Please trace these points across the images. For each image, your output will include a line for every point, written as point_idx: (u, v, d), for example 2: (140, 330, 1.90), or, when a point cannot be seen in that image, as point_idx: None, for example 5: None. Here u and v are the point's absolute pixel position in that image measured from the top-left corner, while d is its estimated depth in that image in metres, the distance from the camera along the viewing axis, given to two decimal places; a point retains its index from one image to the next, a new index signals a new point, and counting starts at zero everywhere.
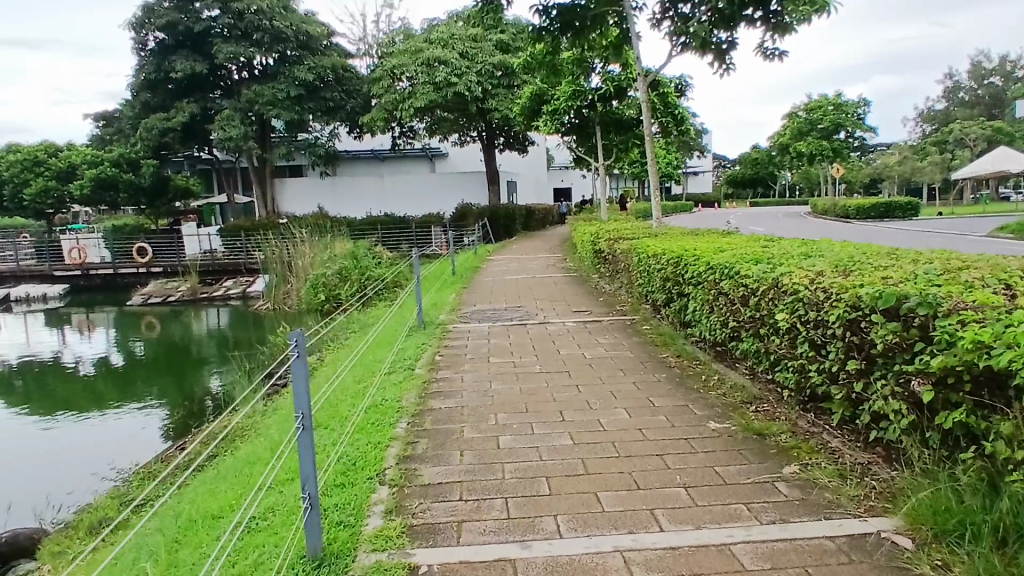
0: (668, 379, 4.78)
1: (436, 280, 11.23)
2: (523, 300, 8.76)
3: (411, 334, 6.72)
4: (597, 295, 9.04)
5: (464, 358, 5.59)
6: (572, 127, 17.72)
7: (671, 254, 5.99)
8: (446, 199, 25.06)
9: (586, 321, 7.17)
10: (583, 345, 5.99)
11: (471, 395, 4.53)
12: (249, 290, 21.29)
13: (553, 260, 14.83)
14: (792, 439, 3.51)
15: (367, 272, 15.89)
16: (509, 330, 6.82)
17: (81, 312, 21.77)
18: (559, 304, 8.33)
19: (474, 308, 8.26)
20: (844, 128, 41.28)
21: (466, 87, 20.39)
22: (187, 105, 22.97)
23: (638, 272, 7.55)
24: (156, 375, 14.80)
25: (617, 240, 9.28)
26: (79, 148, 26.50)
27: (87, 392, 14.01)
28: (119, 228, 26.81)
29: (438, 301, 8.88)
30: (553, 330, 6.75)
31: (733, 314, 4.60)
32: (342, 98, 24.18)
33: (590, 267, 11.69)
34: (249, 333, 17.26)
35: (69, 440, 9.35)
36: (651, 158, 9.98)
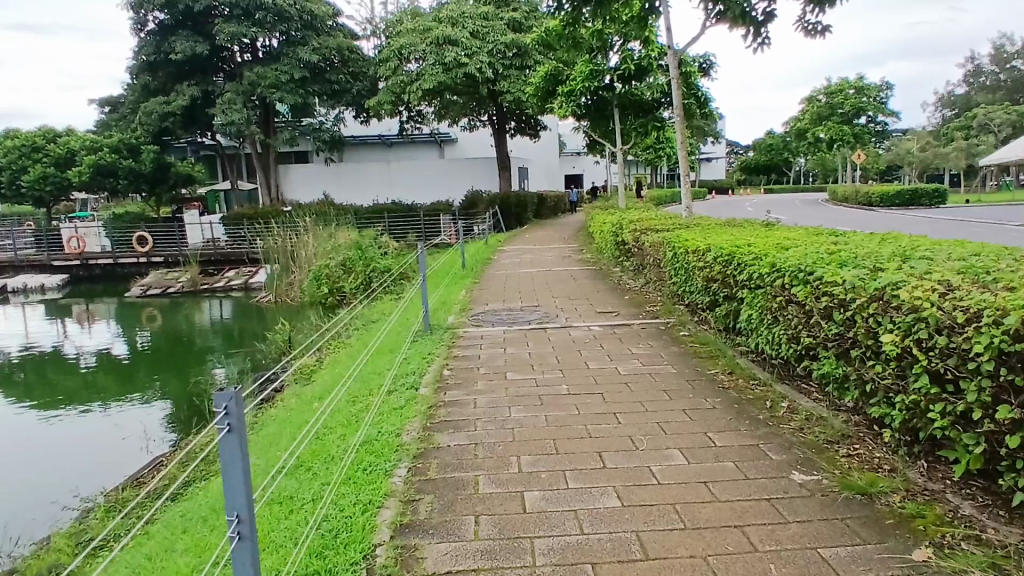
0: (724, 405, 3.94)
1: (445, 274, 10.43)
2: (540, 299, 7.93)
3: (416, 340, 5.91)
4: (623, 292, 8.19)
5: (477, 374, 4.76)
6: (589, 109, 16.78)
7: (716, 250, 5.12)
8: (455, 186, 24.20)
9: (614, 324, 6.34)
10: (613, 356, 5.15)
11: (485, 426, 3.70)
12: (251, 280, 20.54)
13: (568, 251, 13.98)
14: (912, 504, 2.68)
15: (372, 264, 15.09)
16: (528, 336, 5.99)
17: (80, 303, 21.08)
18: (582, 304, 7.50)
19: (487, 308, 7.44)
20: (865, 112, 40.03)
21: (477, 68, 19.46)
22: (188, 88, 22.17)
23: (670, 269, 6.69)
24: (159, 368, 14.11)
25: (644, 230, 8.40)
26: (79, 134, 25.74)
27: (87, 385, 13.33)
28: (120, 216, 26.09)
29: (447, 299, 8.05)
30: (578, 336, 5.92)
31: (808, 327, 3.74)
32: (348, 81, 23.25)
33: (612, 260, 10.82)
34: (253, 325, 16.53)
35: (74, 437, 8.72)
36: (681, 140, 9.07)
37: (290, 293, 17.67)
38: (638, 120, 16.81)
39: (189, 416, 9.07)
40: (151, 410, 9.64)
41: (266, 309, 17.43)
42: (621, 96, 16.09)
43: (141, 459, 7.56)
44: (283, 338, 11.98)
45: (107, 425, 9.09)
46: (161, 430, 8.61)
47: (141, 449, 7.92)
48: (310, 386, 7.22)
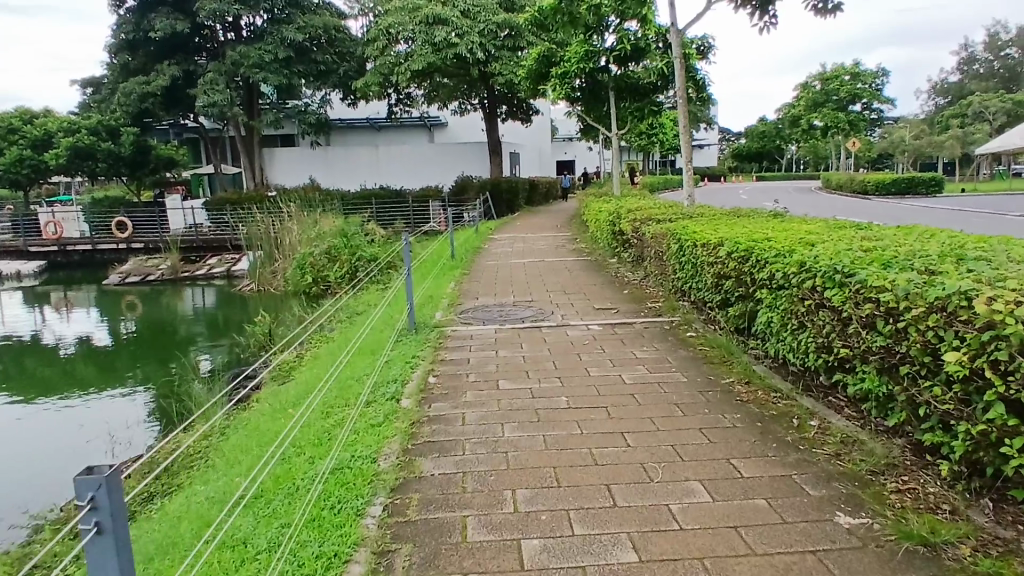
0: (745, 424, 3.49)
1: (434, 264, 9.94)
2: (534, 293, 7.43)
3: (400, 340, 5.41)
4: (622, 286, 7.71)
5: (466, 382, 4.27)
6: (583, 92, 16.24)
7: (730, 244, 4.64)
8: (444, 171, 23.62)
9: (616, 323, 5.85)
10: (615, 361, 4.67)
11: (475, 450, 3.21)
12: (234, 268, 19.93)
13: (562, 240, 13.50)
14: (988, 560, 2.23)
15: (358, 252, 14.54)
16: (522, 336, 5.49)
17: (58, 290, 20.44)
18: (579, 299, 7.01)
19: (477, 303, 6.93)
20: (860, 99, 39.62)
21: (467, 49, 18.86)
22: (168, 67, 21.47)
23: (674, 261, 6.20)
24: (139, 357, 13.59)
25: (645, 219, 7.89)
26: (57, 115, 24.94)
27: (65, 374, 12.84)
28: (100, 200, 25.35)
29: (435, 292, 7.56)
30: (576, 335, 5.45)
31: (844, 337, 3.27)
32: (335, 62, 22.56)
33: (608, 250, 10.32)
34: (237, 312, 15.99)
35: (50, 434, 8.35)
36: (683, 122, 8.56)
37: (273, 282, 17.10)
38: (634, 104, 16.27)
39: (164, 413, 8.59)
40: (128, 408, 9.21)
41: (249, 297, 16.87)
42: (616, 79, 15.55)
43: (107, 463, 7.11)
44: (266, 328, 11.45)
45: (80, 424, 8.65)
46: (134, 429, 8.16)
47: (108, 453, 7.47)
48: (286, 386, 6.70)
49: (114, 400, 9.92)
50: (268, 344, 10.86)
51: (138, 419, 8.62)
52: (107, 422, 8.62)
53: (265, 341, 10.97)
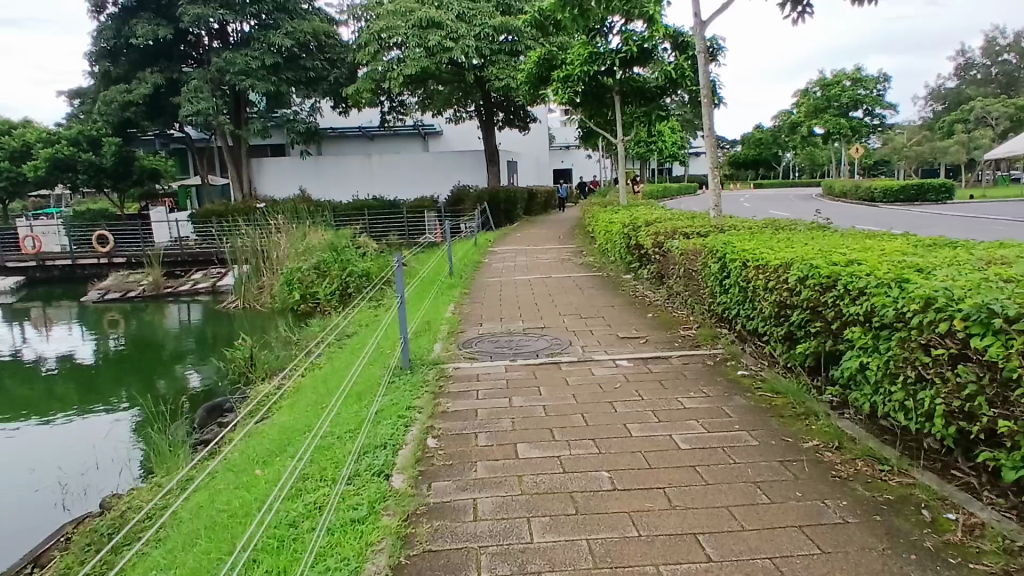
0: (859, 518, 2.57)
1: (431, 283, 9.02)
2: (547, 319, 6.48)
3: (391, 386, 4.45)
4: (644, 309, 6.78)
5: (476, 450, 3.32)
6: (587, 97, 15.31)
7: (803, 268, 3.72)
8: (439, 180, 22.70)
9: (651, 357, 4.92)
10: (662, 414, 3.73)
11: (496, 571, 2.28)
12: (218, 283, 18.94)
13: (569, 252, 12.56)
14: None
15: (349, 267, 13.54)
16: (538, 378, 4.52)
17: (37, 307, 19.44)
18: (601, 326, 6.07)
19: (483, 333, 5.96)
20: (862, 105, 38.93)
21: (463, 53, 18.01)
22: (150, 74, 20.58)
23: (712, 283, 5.28)
24: (118, 377, 12.60)
25: (671, 232, 6.94)
26: (35, 126, 23.97)
27: (47, 393, 12.00)
28: (81, 213, 24.31)
29: (433, 318, 6.63)
30: (604, 375, 4.51)
31: (1007, 404, 2.38)
32: (325, 68, 21.67)
33: (622, 264, 9.40)
34: (225, 329, 14.98)
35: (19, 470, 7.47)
36: (708, 124, 7.60)
37: (259, 298, 16.09)
38: (641, 109, 15.38)
39: (135, 454, 7.59)
40: (104, 440, 8.24)
41: (232, 314, 15.87)
42: (621, 82, 14.66)
43: (55, 521, 6.12)
44: (245, 348, 10.41)
45: (46, 462, 7.70)
46: (101, 473, 7.17)
47: (58, 506, 6.45)
48: (263, 426, 5.74)
49: (96, 424, 9.00)
50: (248, 372, 9.83)
51: (111, 456, 7.63)
52: (76, 461, 7.65)
53: (248, 364, 9.93)
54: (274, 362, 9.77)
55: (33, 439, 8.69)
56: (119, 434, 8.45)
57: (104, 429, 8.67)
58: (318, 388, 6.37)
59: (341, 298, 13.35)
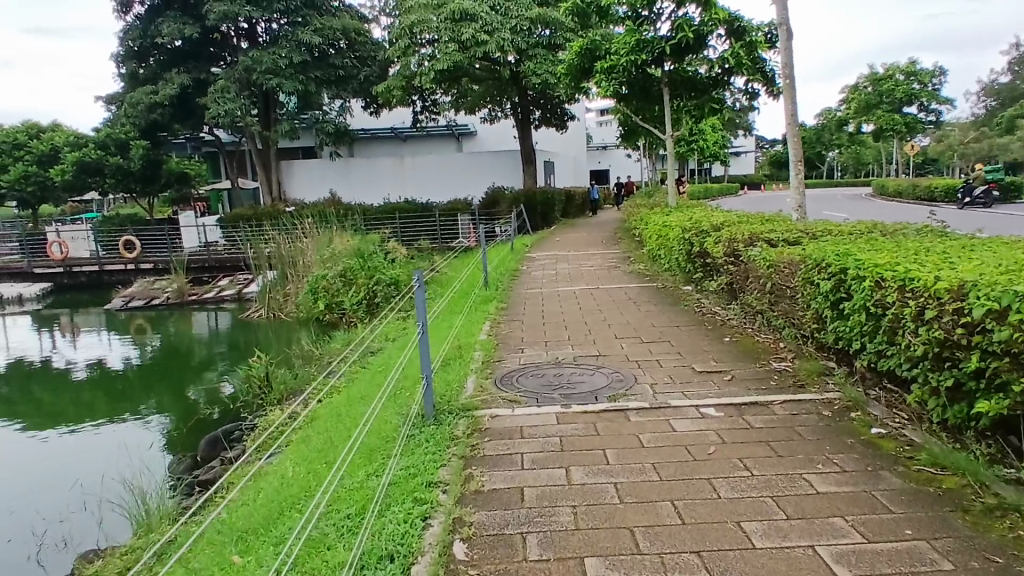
0: None
1: (464, 297, 7.98)
2: (602, 343, 5.38)
3: (410, 445, 3.40)
4: (717, 332, 5.64)
5: (525, 571, 2.25)
6: (632, 90, 14.06)
7: (999, 296, 2.59)
8: (474, 181, 21.69)
9: (745, 403, 3.81)
10: (788, 505, 2.62)
11: None
12: (244, 290, 18.16)
13: (615, 259, 11.40)
14: None
15: (377, 274, 12.56)
16: (601, 435, 3.43)
17: (65, 314, 18.93)
18: (669, 354, 4.96)
19: (527, 363, 4.88)
20: (917, 100, 36.93)
21: (497, 47, 16.99)
22: (176, 75, 20.00)
23: (821, 306, 4.15)
24: (149, 385, 11.82)
25: (750, 237, 5.79)
26: (65, 130, 23.66)
27: (75, 401, 11.32)
28: (110, 217, 23.85)
29: (468, 343, 5.59)
30: (691, 434, 3.40)
31: None
32: (354, 66, 20.83)
33: (680, 274, 8.24)
34: (256, 335, 14.15)
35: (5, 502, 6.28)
36: (790, 105, 6.38)
37: (284, 307, 15.18)
38: (691, 101, 14.17)
39: (147, 477, 6.53)
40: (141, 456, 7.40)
41: (255, 323, 15.01)
42: (671, 74, 13.43)
43: None
44: (261, 363, 9.43)
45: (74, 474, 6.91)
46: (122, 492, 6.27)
47: (31, 558, 5.18)
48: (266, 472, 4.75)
49: (139, 438, 8.21)
50: (263, 394, 8.83)
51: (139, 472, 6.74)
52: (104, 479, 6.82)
53: (264, 385, 8.93)
54: (294, 382, 8.80)
55: (57, 454, 7.85)
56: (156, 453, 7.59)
57: (136, 447, 7.76)
58: (333, 421, 5.40)
59: (368, 308, 12.37)
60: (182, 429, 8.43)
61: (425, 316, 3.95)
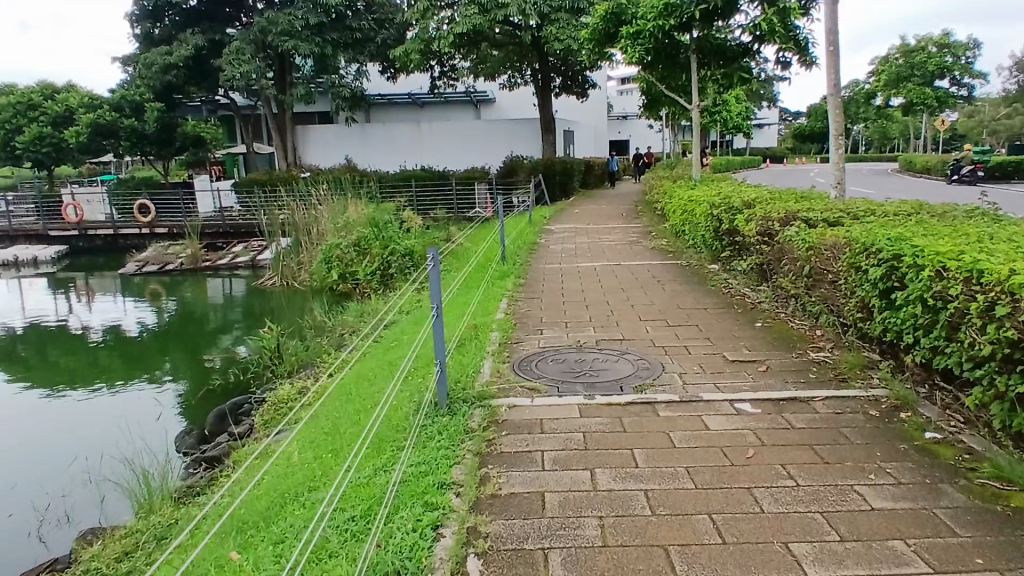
0: None
1: (481, 271, 7.69)
2: (626, 326, 5.10)
3: (422, 438, 3.15)
4: (748, 316, 5.33)
5: None
6: (658, 59, 13.56)
7: None
8: (492, 150, 21.26)
9: (784, 400, 3.51)
10: (842, 524, 2.35)
11: None
12: (258, 257, 17.99)
13: (635, 234, 11.06)
14: None
15: (391, 244, 12.29)
16: (628, 431, 3.16)
17: (80, 277, 18.86)
18: (698, 340, 4.66)
19: (547, 346, 4.60)
20: (949, 74, 35.83)
21: (519, 11, 16.49)
22: (191, 36, 19.64)
23: (867, 294, 3.85)
24: (164, 350, 11.71)
25: (787, 216, 5.45)
26: (80, 91, 23.43)
27: (91, 364, 11.24)
28: (125, 180, 23.68)
29: (485, 323, 5.32)
30: (725, 434, 3.12)
31: None
32: (372, 29, 20.32)
33: (706, 252, 7.90)
34: (271, 301, 13.98)
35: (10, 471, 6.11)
36: (833, 75, 5.97)
37: (298, 276, 14.96)
38: (719, 70, 13.67)
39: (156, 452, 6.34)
40: (164, 421, 7.30)
41: (268, 291, 14.83)
42: (699, 41, 12.94)
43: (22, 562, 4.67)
44: (272, 334, 9.22)
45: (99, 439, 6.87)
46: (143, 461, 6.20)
47: (33, 535, 5.00)
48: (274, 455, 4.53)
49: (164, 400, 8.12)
50: (273, 366, 8.64)
51: (162, 442, 6.64)
52: (129, 446, 6.76)
53: (275, 357, 8.73)
54: (306, 354, 8.60)
55: (67, 418, 7.68)
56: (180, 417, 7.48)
57: (146, 414, 7.57)
58: (343, 400, 5.18)
59: (382, 279, 12.13)
60: (204, 392, 8.31)
61: (440, 298, 3.66)
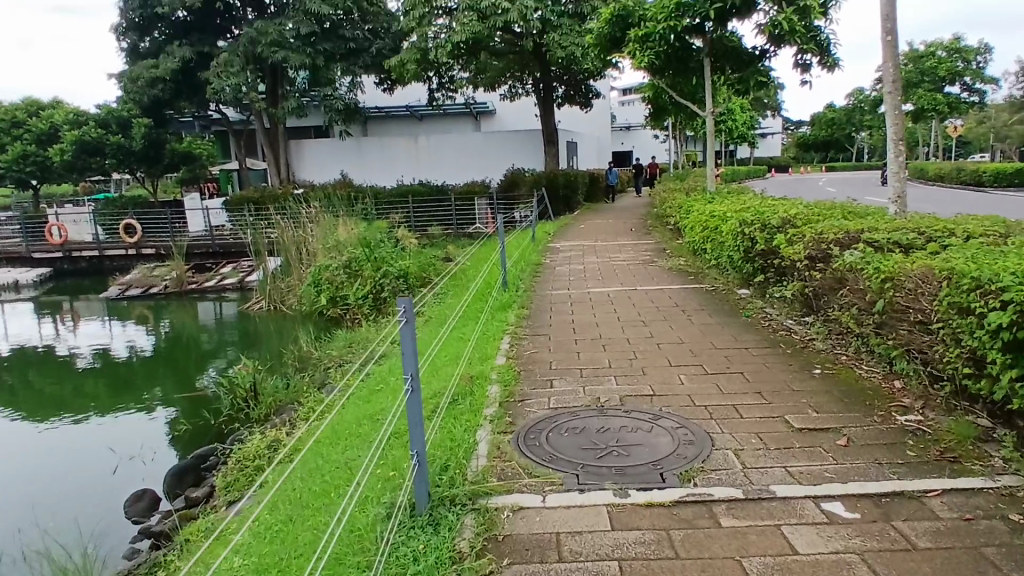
0: None
1: (481, 302, 6.78)
2: (655, 375, 4.19)
3: (391, 568, 2.23)
4: (800, 359, 4.40)
5: None
6: (668, 63, 12.63)
7: None
8: (493, 163, 20.40)
9: (886, 499, 2.60)
10: None
11: None
12: (247, 278, 17.10)
13: (649, 252, 10.14)
14: None
15: (384, 266, 11.40)
16: (683, 557, 2.23)
17: (63, 300, 17.99)
18: (749, 396, 3.73)
19: (560, 408, 3.65)
20: (960, 79, 34.91)
21: (519, 16, 15.63)
22: (178, 48, 18.86)
23: (983, 349, 2.92)
24: (148, 375, 10.84)
25: (846, 238, 4.54)
26: (67, 109, 22.70)
27: (76, 390, 10.46)
28: (114, 199, 22.87)
29: (482, 372, 4.40)
30: (823, 561, 2.19)
31: None
32: (366, 39, 19.49)
33: (734, 275, 6.98)
34: (261, 325, 13.08)
35: None
36: (892, 68, 5.08)
37: (287, 299, 14.03)
38: (734, 74, 12.80)
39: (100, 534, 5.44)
40: (144, 475, 6.57)
41: (255, 314, 13.92)
42: (712, 43, 12.05)
43: None
44: (248, 368, 8.28)
45: (69, 497, 6.17)
46: (97, 535, 5.39)
47: None
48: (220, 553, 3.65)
49: (154, 440, 7.42)
50: (248, 409, 7.70)
51: (110, 515, 5.75)
52: (72, 514, 5.88)
53: (250, 398, 7.77)
54: (285, 397, 7.67)
55: (11, 474, 6.79)
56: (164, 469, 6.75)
57: (99, 473, 6.69)
58: (314, 467, 4.29)
59: (374, 304, 11.21)
60: (196, 430, 7.56)
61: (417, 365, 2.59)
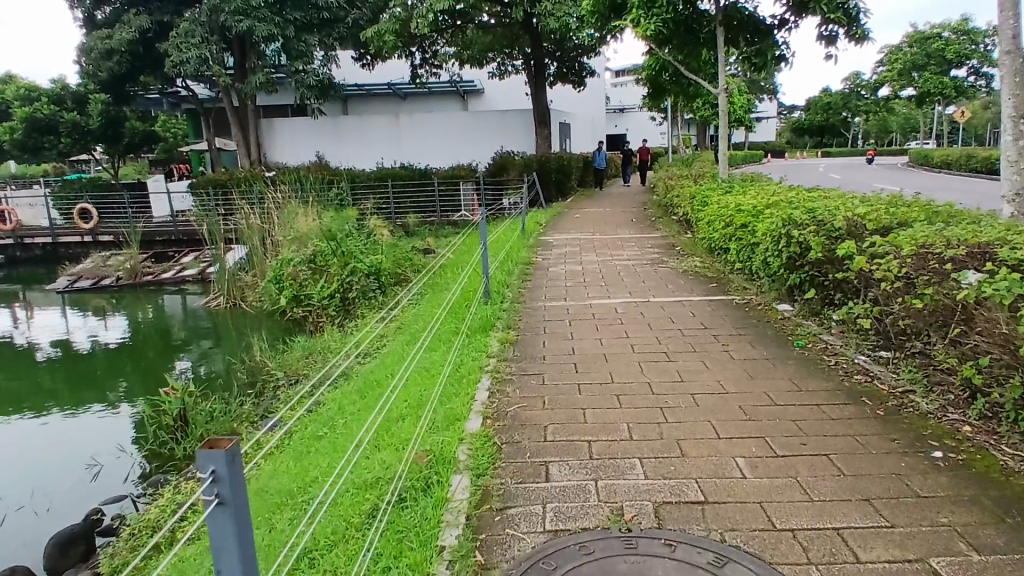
0: None
1: (457, 321, 5.40)
2: (701, 458, 2.83)
3: None
4: (905, 430, 3.07)
5: None
6: (676, 36, 11.25)
7: None
8: (480, 145, 18.92)
9: None
10: None
11: None
12: (208, 270, 15.63)
13: (656, 249, 8.77)
14: None
15: (352, 262, 9.96)
16: None
17: (11, 290, 16.48)
18: (856, 509, 2.40)
19: (562, 536, 2.29)
20: (968, 62, 33.51)
21: None
22: (135, 17, 17.19)
23: None
24: (84, 372, 9.45)
25: (966, 254, 3.24)
26: (22, 83, 20.98)
27: (20, 385, 9.17)
28: (73, 181, 21.25)
29: (444, 449, 2.98)
30: None
31: None
32: (341, 8, 17.96)
33: (770, 286, 5.63)
34: (229, 320, 11.65)
35: None
36: (1013, 23, 4.23)
37: (248, 295, 12.58)
38: (749, 48, 11.43)
39: None
40: (27, 537, 5.18)
41: (212, 312, 12.47)
42: (725, 12, 10.79)
43: None
44: (177, 390, 6.87)
45: None
46: None
47: None
48: None
49: (53, 479, 6.00)
50: (176, 442, 6.32)
51: None
52: None
53: (176, 430, 6.37)
54: (221, 430, 6.31)
55: None
56: (54, 530, 5.34)
57: None
58: None
59: (341, 305, 9.80)
60: (107, 467, 6.13)
61: None
